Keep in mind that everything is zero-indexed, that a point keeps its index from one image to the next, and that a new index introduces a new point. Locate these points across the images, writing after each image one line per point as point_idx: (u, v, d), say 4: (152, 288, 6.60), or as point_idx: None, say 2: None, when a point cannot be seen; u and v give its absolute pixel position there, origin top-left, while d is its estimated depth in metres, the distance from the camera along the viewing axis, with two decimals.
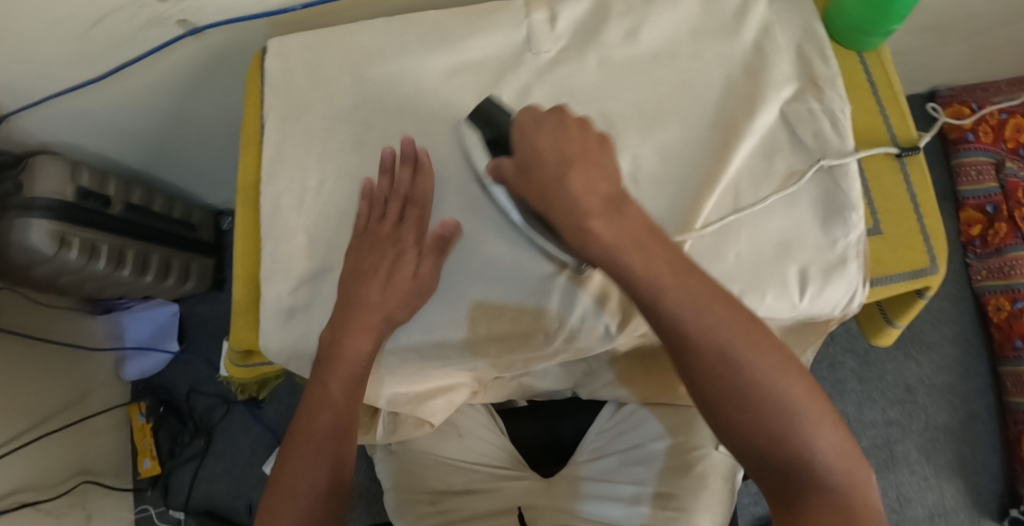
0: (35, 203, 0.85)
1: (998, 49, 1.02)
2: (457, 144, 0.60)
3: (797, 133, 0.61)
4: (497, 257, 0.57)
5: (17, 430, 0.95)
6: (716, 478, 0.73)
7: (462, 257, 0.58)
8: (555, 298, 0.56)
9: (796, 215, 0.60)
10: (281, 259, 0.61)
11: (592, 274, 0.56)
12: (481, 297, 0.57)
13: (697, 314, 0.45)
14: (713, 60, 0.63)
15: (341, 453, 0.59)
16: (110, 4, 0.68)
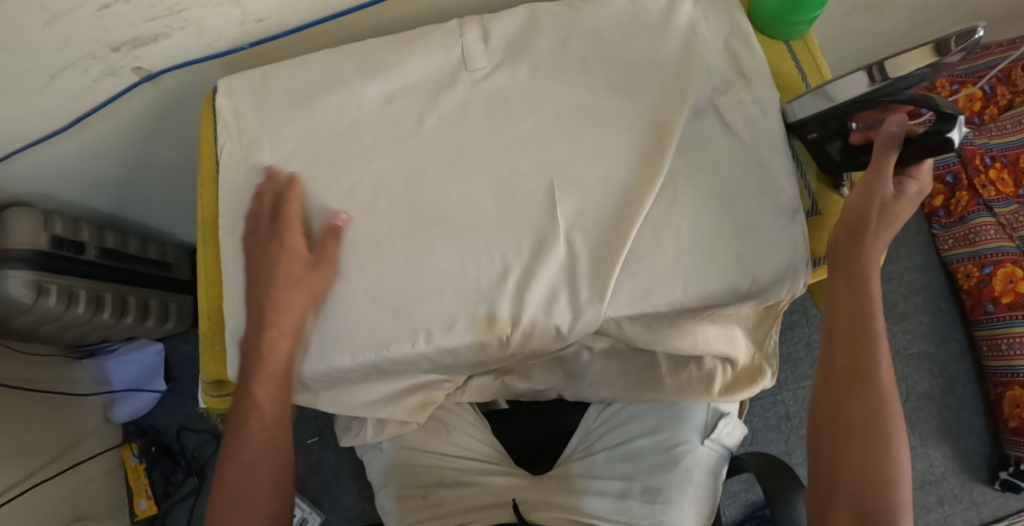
0: (10, 255, 0.91)
1: (936, 22, 1.05)
2: (406, 169, 0.64)
3: (729, 124, 0.61)
4: (419, 274, 0.62)
5: (11, 481, 0.99)
6: (699, 471, 0.77)
7: (382, 280, 0.62)
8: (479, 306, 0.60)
9: (734, 203, 0.59)
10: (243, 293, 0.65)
11: (540, 279, 0.59)
12: (407, 312, 0.61)
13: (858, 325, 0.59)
14: (638, 60, 0.63)
15: (276, 446, 0.66)
16: (64, 59, 0.75)
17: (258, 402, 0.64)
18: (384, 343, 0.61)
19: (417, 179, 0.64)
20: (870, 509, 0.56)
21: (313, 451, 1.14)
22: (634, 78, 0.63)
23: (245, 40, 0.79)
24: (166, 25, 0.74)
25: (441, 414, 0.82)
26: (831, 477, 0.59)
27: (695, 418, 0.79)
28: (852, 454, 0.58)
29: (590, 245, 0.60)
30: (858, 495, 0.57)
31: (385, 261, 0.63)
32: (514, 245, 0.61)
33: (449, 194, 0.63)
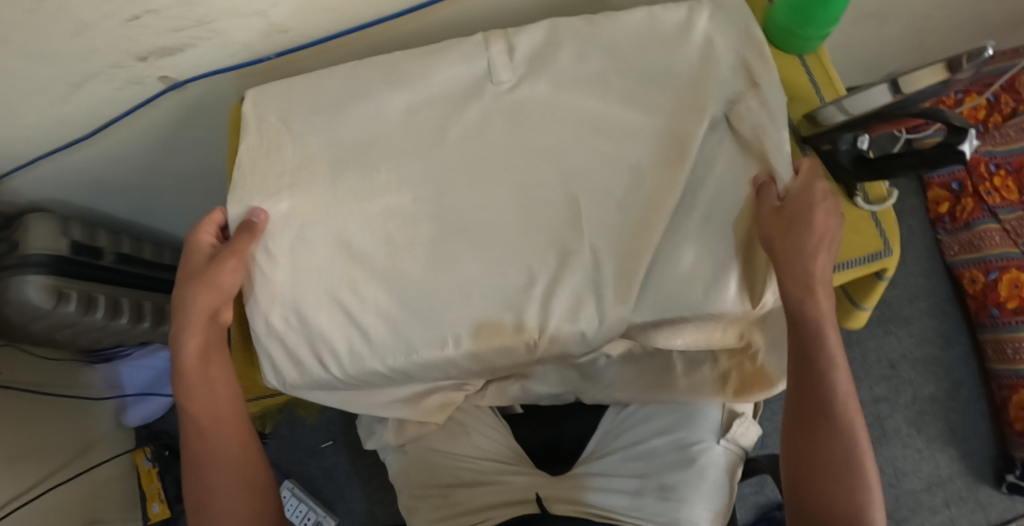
0: (29, 260, 0.92)
1: (940, 31, 1.07)
2: (431, 174, 0.66)
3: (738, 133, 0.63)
4: (375, 289, 0.65)
5: (28, 483, 1.00)
6: (714, 470, 0.78)
7: (331, 298, 0.65)
8: (455, 317, 0.63)
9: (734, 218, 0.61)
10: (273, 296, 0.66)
11: (564, 283, 0.61)
12: (367, 326, 0.64)
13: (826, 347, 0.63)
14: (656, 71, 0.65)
15: (237, 425, 0.73)
16: (90, 69, 0.77)
17: (195, 407, 0.71)
18: (358, 354, 0.65)
19: (436, 192, 0.65)
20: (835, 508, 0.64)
21: (327, 455, 1.15)
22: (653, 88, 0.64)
23: (270, 49, 0.81)
24: (192, 36, 0.75)
25: (461, 416, 0.83)
26: (816, 485, 0.66)
27: (711, 418, 0.81)
28: (823, 452, 0.65)
29: (609, 253, 0.61)
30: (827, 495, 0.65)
31: (329, 278, 0.65)
32: (531, 258, 0.62)
33: (422, 215, 0.65)
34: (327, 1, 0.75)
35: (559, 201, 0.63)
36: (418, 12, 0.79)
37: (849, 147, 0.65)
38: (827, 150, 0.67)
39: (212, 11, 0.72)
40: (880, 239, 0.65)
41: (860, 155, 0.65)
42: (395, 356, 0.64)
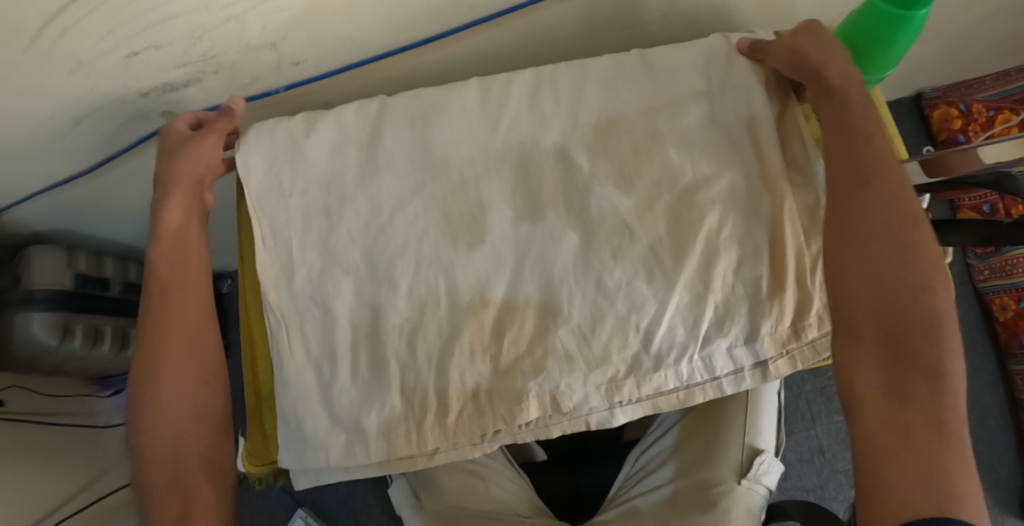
0: (34, 296, 0.89)
1: (975, 48, 1.03)
2: (457, 187, 0.63)
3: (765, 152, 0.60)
4: (393, 365, 0.62)
5: (40, 514, 0.98)
6: (739, 511, 0.72)
7: (351, 377, 0.62)
8: (468, 377, 0.61)
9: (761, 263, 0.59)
10: (298, 294, 0.64)
11: (606, 308, 0.60)
12: (396, 406, 0.61)
13: (875, 141, 0.57)
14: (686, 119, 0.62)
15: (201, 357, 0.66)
16: (90, 105, 0.73)
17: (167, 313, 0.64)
18: (374, 437, 0.61)
19: (473, 204, 0.63)
20: (907, 350, 0.51)
21: (342, 481, 1.14)
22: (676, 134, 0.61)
23: (280, 82, 0.78)
24: (198, 70, 0.72)
25: (477, 467, 0.81)
26: (853, 286, 0.53)
27: (731, 457, 0.77)
28: (920, 353, 0.51)
29: (644, 277, 0.59)
30: (896, 325, 0.52)
31: (351, 359, 0.63)
32: (571, 294, 0.60)
33: (427, 283, 0.62)
34: (342, 33, 0.71)
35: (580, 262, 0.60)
36: (439, 41, 0.76)
37: None
38: None
39: (218, 45, 0.69)
40: None
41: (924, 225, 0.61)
42: (413, 428, 0.61)
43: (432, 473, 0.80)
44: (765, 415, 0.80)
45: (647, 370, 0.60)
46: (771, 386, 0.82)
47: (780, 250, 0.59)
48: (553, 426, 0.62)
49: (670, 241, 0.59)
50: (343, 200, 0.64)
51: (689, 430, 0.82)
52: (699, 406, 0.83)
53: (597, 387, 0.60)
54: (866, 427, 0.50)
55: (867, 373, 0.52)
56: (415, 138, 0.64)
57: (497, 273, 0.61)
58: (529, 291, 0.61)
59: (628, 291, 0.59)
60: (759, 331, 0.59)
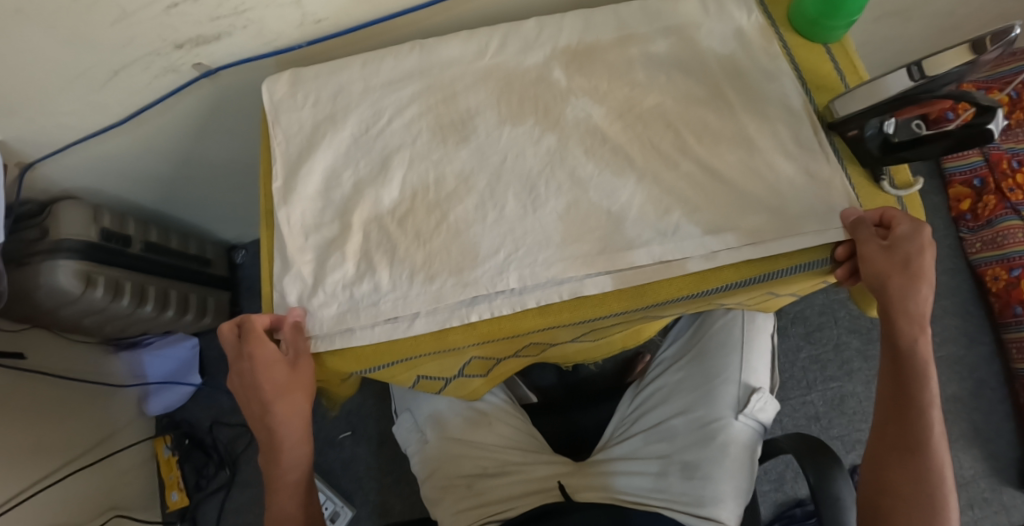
0: (60, 246, 0.93)
1: (962, 29, 1.07)
2: (473, 107, 0.70)
3: (755, 80, 0.68)
4: (387, 244, 0.65)
5: (52, 466, 1.02)
6: (736, 447, 0.75)
7: (356, 265, 0.65)
8: (484, 268, 0.63)
9: (754, 157, 0.65)
10: (312, 194, 0.68)
11: (611, 202, 0.65)
12: (383, 279, 0.63)
13: (918, 294, 0.61)
14: (670, 61, 0.70)
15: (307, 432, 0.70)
16: (128, 57, 0.78)
17: (286, 432, 0.66)
18: (363, 304, 0.63)
19: (471, 123, 0.69)
20: (925, 486, 0.63)
21: (346, 446, 1.16)
22: (658, 80, 0.69)
23: (302, 39, 0.82)
24: (229, 24, 0.77)
25: (481, 406, 0.84)
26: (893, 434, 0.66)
27: (728, 395, 0.79)
28: (921, 482, 0.64)
29: (645, 181, 0.65)
30: (916, 460, 0.64)
31: (343, 241, 0.65)
32: (580, 195, 0.65)
33: (419, 175, 0.68)
34: None
35: (585, 177, 0.66)
36: (447, 2, 0.81)
37: (875, 132, 0.63)
38: (854, 136, 0.64)
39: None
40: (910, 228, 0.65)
41: (887, 141, 0.63)
42: (401, 297, 0.63)
43: (437, 409, 0.83)
44: (758, 355, 0.83)
45: (619, 248, 0.63)
46: (763, 329, 0.85)
47: (762, 150, 0.66)
48: (526, 295, 0.62)
49: (659, 162, 0.66)
50: (345, 109, 0.71)
51: (684, 371, 0.84)
52: (694, 350, 0.86)
53: (574, 263, 0.62)
54: (881, 495, 0.65)
55: (897, 492, 0.64)
56: (435, 76, 0.71)
57: (511, 173, 0.67)
58: (540, 187, 0.66)
59: (619, 184, 0.65)
60: (743, 218, 0.63)
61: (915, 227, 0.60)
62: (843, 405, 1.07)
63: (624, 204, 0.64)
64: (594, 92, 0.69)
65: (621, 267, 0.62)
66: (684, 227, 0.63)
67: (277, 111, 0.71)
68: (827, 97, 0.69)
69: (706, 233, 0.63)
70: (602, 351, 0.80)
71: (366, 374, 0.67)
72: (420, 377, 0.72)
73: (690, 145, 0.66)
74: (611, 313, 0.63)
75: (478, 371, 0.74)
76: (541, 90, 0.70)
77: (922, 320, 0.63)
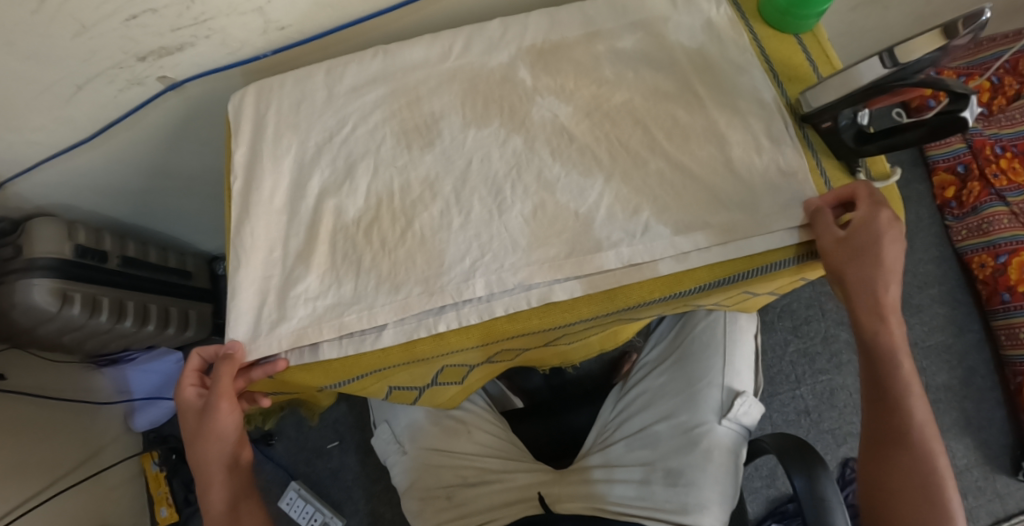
0: (35, 264, 0.91)
1: (940, 15, 1.06)
2: (440, 112, 0.69)
3: (724, 74, 0.67)
4: (357, 255, 0.64)
5: (38, 486, 1.01)
6: (719, 452, 0.74)
7: (323, 276, 0.64)
8: (453, 275, 0.62)
9: (724, 152, 0.64)
10: (278, 206, 0.67)
11: (581, 204, 0.63)
12: (352, 292, 0.63)
13: (894, 291, 0.60)
14: (638, 59, 0.69)
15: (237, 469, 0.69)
16: (91, 70, 0.77)
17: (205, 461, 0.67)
18: (329, 317, 0.62)
19: (436, 127, 0.68)
20: (917, 482, 0.63)
21: (334, 456, 1.15)
22: (628, 79, 0.68)
23: (267, 47, 0.81)
24: (191, 34, 0.76)
25: (460, 414, 0.83)
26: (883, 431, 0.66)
27: (711, 398, 0.78)
28: (912, 479, 0.64)
29: (613, 182, 0.64)
30: (904, 456, 0.64)
31: (311, 254, 0.65)
32: (549, 198, 0.64)
33: (386, 183, 0.67)
34: None
35: (554, 181, 0.65)
36: (413, 5, 0.80)
37: (849, 123, 0.62)
38: (827, 127, 0.63)
39: (209, 9, 0.73)
40: None
41: (861, 131, 0.63)
42: (368, 309, 0.62)
43: (416, 419, 0.82)
44: (739, 355, 0.82)
45: (590, 250, 0.61)
46: (745, 329, 0.84)
47: (732, 145, 0.65)
48: (494, 304, 0.61)
49: (629, 161, 0.65)
50: (309, 118, 0.70)
51: (667, 374, 0.83)
52: (676, 353, 0.84)
53: (547, 267, 0.61)
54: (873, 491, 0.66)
55: (889, 488, 0.65)
56: (399, 81, 0.70)
57: (480, 178, 0.65)
58: (507, 189, 0.65)
59: (588, 185, 0.64)
60: (715, 217, 0.62)
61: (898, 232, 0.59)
62: (833, 398, 1.06)
63: (596, 205, 0.63)
64: (561, 91, 0.68)
65: (589, 271, 0.61)
66: (657, 226, 0.62)
67: (242, 122, 0.70)
68: (799, 88, 0.68)
69: (675, 233, 0.62)
70: (580, 353, 0.80)
71: (337, 386, 0.66)
72: (393, 388, 0.71)
73: (659, 143, 0.65)
74: (581, 318, 0.62)
75: (452, 378, 0.73)
76: (507, 92, 0.69)
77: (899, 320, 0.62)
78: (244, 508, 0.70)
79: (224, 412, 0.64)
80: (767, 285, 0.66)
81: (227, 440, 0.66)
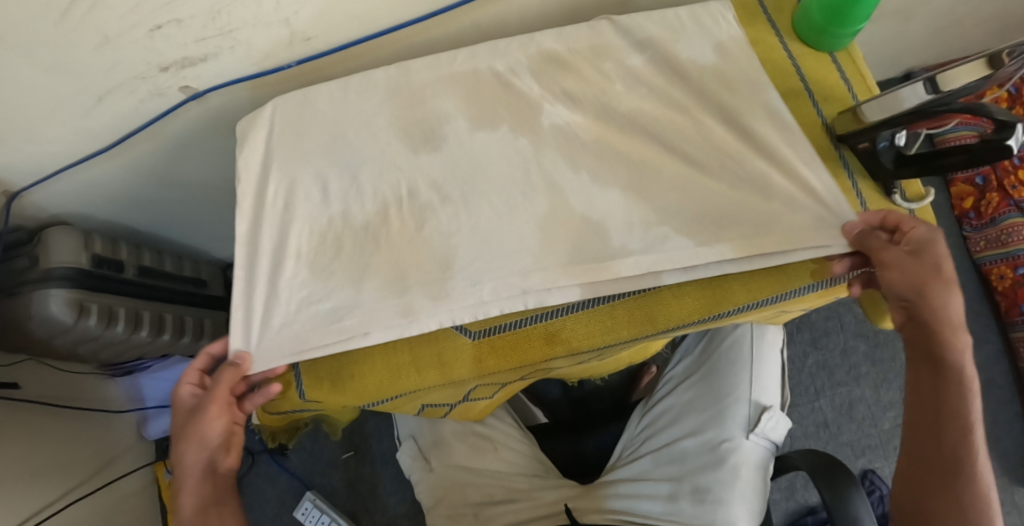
0: (52, 274, 0.90)
1: (964, 25, 1.05)
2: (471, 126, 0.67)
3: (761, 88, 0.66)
4: (364, 259, 0.64)
5: (50, 497, 0.99)
6: (746, 468, 0.73)
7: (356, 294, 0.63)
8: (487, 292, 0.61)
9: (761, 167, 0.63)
10: (306, 225, 0.66)
11: (617, 222, 0.63)
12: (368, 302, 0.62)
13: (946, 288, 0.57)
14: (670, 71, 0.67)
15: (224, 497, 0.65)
16: (112, 81, 0.76)
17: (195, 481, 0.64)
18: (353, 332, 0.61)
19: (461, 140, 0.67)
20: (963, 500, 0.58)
21: (350, 466, 1.15)
22: (665, 93, 0.67)
23: (291, 59, 0.81)
24: (216, 45, 0.75)
25: (484, 430, 0.83)
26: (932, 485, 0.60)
27: (738, 414, 0.77)
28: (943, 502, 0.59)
29: (647, 202, 0.63)
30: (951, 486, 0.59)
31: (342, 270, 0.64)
32: (584, 217, 0.63)
33: (393, 189, 0.66)
34: (351, 9, 0.75)
35: (588, 198, 0.64)
36: (440, 18, 0.80)
37: (887, 145, 0.61)
38: (865, 149, 0.62)
39: (235, 19, 0.72)
40: None
41: (900, 154, 0.61)
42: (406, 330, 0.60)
43: (437, 436, 0.82)
44: (767, 371, 0.81)
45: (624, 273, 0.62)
46: (772, 345, 0.82)
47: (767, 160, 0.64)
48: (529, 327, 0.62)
49: (666, 179, 0.64)
50: (330, 129, 0.69)
51: (693, 389, 0.82)
52: (702, 367, 0.83)
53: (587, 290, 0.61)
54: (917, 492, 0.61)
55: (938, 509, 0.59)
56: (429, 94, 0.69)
57: (513, 192, 0.64)
58: (541, 207, 0.63)
59: (622, 204, 0.63)
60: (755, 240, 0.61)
61: (931, 230, 0.57)
62: (852, 410, 1.05)
63: (606, 217, 0.62)
64: (594, 105, 0.67)
65: (627, 292, 0.61)
66: (670, 242, 0.61)
67: (270, 138, 0.69)
68: (835, 108, 0.67)
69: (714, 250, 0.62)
70: (605, 368, 0.78)
71: (371, 406, 0.65)
72: (424, 405, 0.70)
73: (694, 159, 0.64)
74: (621, 342, 0.61)
75: (482, 395, 0.72)
76: (540, 106, 0.67)
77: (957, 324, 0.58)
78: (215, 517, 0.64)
79: (212, 417, 0.62)
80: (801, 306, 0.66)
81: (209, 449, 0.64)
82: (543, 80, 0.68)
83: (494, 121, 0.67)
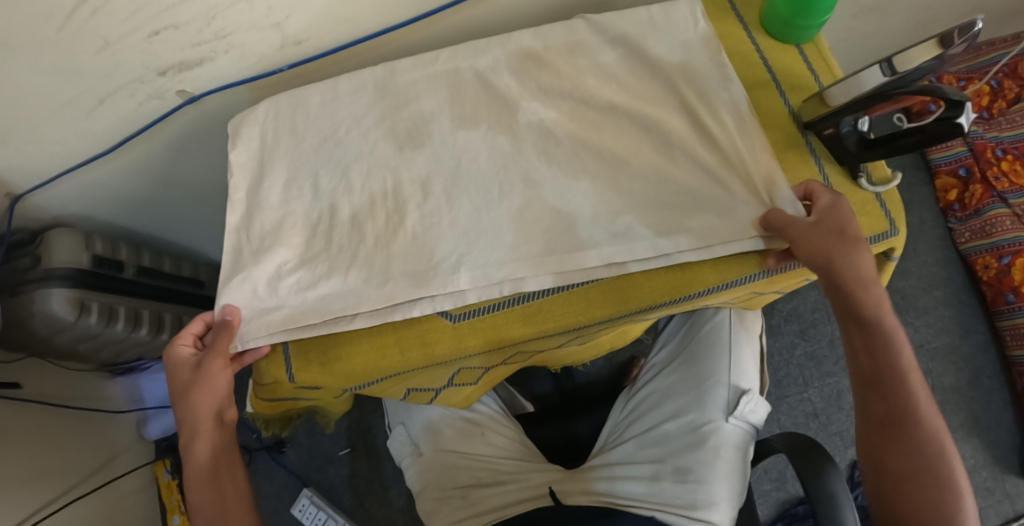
0: (53, 274, 0.93)
1: (942, 21, 1.08)
2: (454, 118, 0.70)
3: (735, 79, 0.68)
4: (352, 249, 0.66)
5: (50, 496, 1.01)
6: (727, 449, 0.75)
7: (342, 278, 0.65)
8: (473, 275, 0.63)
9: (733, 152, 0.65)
10: (293, 217, 0.69)
11: (594, 205, 0.65)
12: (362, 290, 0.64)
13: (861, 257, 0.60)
14: (645, 64, 0.70)
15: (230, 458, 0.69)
16: (112, 84, 0.79)
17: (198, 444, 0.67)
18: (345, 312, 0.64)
19: (444, 131, 0.69)
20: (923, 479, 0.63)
21: (346, 462, 1.16)
22: (638, 87, 0.69)
23: (283, 61, 0.83)
24: (211, 49, 0.78)
25: (475, 416, 0.85)
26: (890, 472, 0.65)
27: (719, 397, 0.79)
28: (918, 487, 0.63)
29: (625, 187, 0.65)
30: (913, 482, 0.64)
31: (330, 256, 0.66)
32: (562, 203, 0.65)
33: (378, 183, 0.68)
34: (341, 12, 0.78)
35: (563, 185, 0.66)
36: (425, 20, 0.83)
37: (851, 130, 0.63)
38: (830, 134, 0.65)
39: (229, 24, 0.75)
40: (885, 219, 0.65)
41: (863, 138, 0.63)
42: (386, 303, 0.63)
43: (428, 421, 0.84)
44: (747, 356, 0.83)
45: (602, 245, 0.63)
46: (751, 331, 0.85)
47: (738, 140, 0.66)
48: (510, 308, 0.64)
49: (640, 166, 0.66)
50: (315, 123, 0.72)
51: (675, 375, 0.84)
52: (684, 353, 0.85)
53: (563, 261, 0.62)
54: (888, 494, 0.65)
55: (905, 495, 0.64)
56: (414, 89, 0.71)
57: (492, 179, 0.67)
58: (521, 194, 0.66)
59: (599, 189, 0.65)
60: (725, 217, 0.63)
61: (835, 200, 0.62)
62: (842, 400, 1.06)
63: (581, 206, 0.65)
64: (572, 93, 0.69)
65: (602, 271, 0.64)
66: (636, 229, 0.63)
67: (260, 135, 0.72)
68: (802, 96, 0.69)
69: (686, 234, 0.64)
70: (586, 354, 0.81)
71: (357, 388, 0.68)
72: (410, 389, 0.72)
73: (668, 146, 0.66)
74: (595, 321, 0.63)
75: (467, 380, 0.74)
76: (523, 96, 0.70)
77: (874, 286, 0.62)
78: (225, 472, 0.68)
79: (216, 371, 0.65)
80: (774, 287, 0.67)
81: (219, 399, 0.66)
82: (524, 74, 0.70)
83: (479, 120, 0.69)
